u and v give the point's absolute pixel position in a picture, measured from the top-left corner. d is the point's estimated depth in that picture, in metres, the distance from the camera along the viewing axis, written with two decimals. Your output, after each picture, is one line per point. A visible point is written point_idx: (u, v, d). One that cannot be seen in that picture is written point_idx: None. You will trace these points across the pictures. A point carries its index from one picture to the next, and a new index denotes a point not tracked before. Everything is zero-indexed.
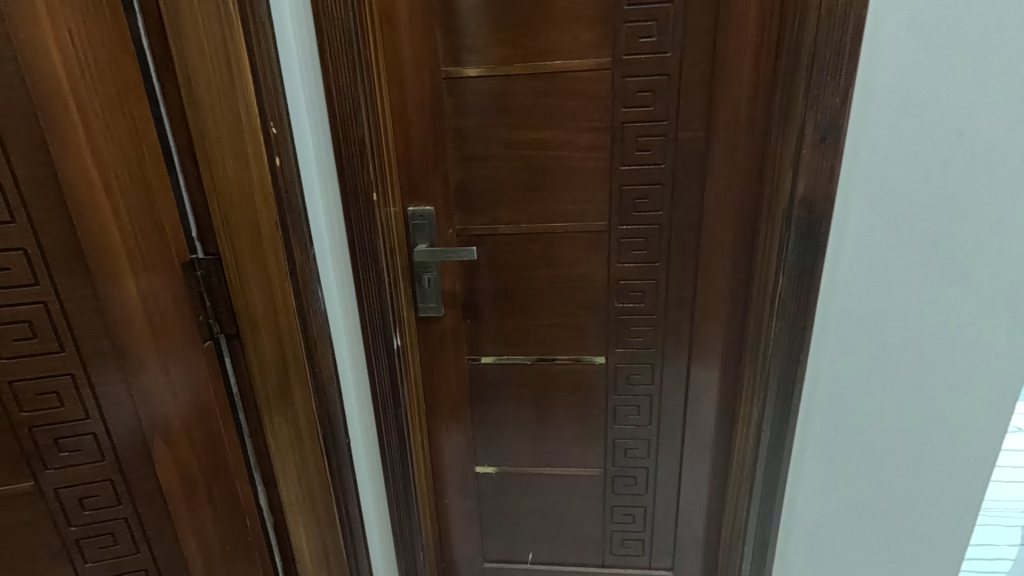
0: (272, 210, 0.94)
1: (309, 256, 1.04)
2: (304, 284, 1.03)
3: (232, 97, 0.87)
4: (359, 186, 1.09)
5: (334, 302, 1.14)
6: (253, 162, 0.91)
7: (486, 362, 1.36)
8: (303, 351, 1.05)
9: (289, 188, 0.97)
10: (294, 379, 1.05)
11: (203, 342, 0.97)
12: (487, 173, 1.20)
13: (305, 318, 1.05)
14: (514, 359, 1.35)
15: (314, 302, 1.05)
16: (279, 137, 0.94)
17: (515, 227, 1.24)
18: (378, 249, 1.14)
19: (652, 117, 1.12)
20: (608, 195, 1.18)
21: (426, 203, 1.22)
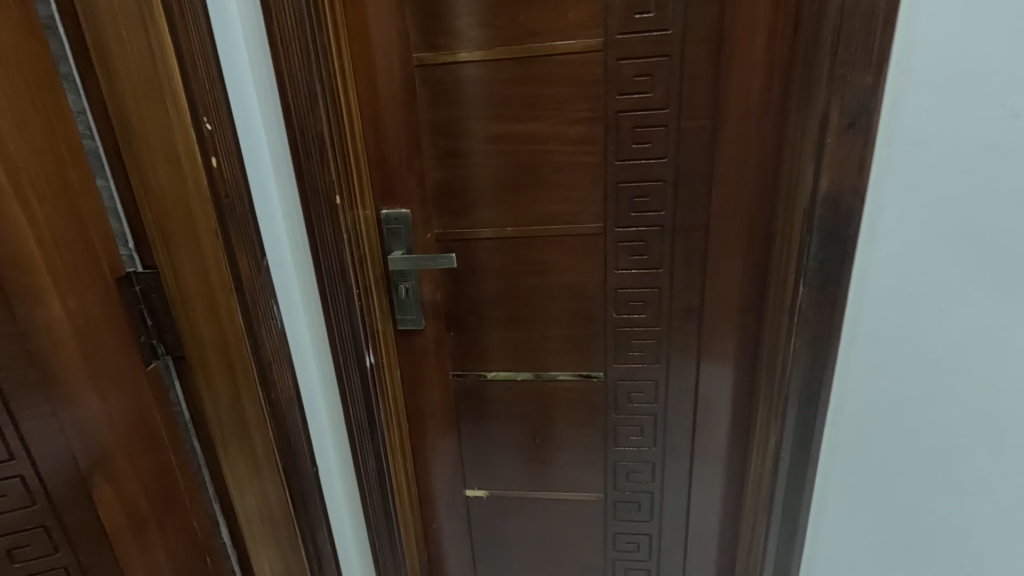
0: (210, 217, 0.82)
1: (261, 269, 0.91)
2: (254, 302, 0.90)
3: (158, 88, 0.75)
4: (318, 187, 0.97)
5: (292, 317, 1.02)
6: (186, 162, 0.79)
7: (475, 378, 1.24)
8: (255, 373, 0.92)
9: (230, 189, 0.84)
10: (248, 408, 0.93)
11: (146, 365, 0.87)
12: (468, 171, 1.08)
13: (257, 340, 0.91)
14: (505, 374, 1.23)
15: (267, 320, 0.93)
16: (217, 131, 0.81)
17: (500, 231, 1.11)
18: (345, 258, 1.02)
19: (652, 104, 0.98)
20: (603, 193, 1.05)
21: (401, 205, 1.09)
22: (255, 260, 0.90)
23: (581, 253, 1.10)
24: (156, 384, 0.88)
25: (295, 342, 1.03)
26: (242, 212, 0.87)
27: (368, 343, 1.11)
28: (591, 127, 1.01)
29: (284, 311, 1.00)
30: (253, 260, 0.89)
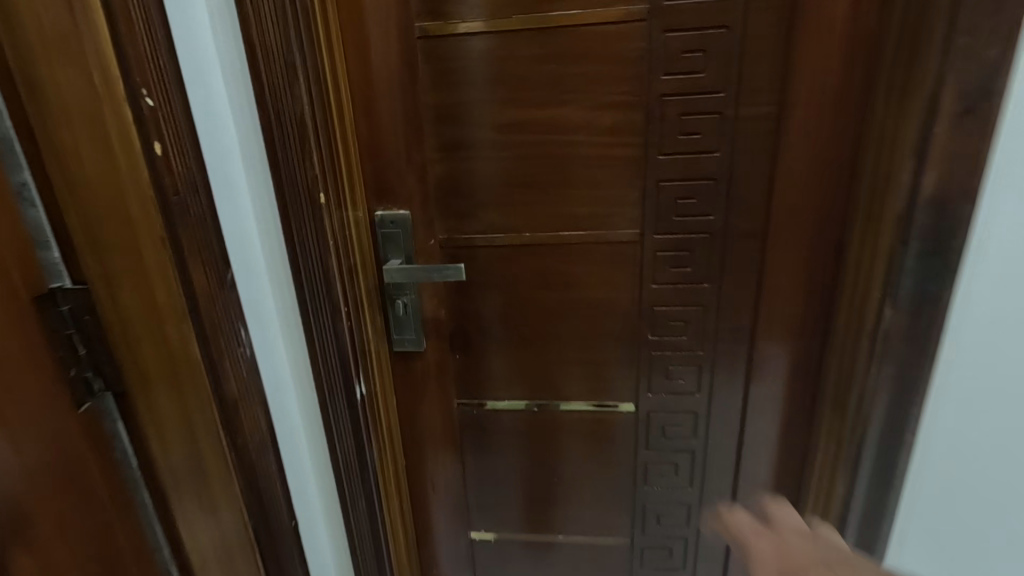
0: (154, 220, 0.63)
1: (222, 286, 0.72)
2: (214, 327, 0.71)
3: (79, 48, 0.56)
4: (297, 183, 0.79)
5: (262, 338, 0.83)
6: (120, 149, 0.60)
7: (484, 408, 1.07)
8: (217, 417, 0.73)
9: (179, 183, 0.65)
10: (211, 464, 0.74)
11: (78, 409, 0.65)
12: (479, 166, 0.89)
13: (221, 378, 0.72)
14: (519, 403, 1.06)
15: (232, 349, 0.73)
16: (162, 109, 0.62)
17: (517, 237, 0.93)
18: (331, 269, 0.85)
19: (704, 86, 0.81)
20: (641, 193, 0.88)
21: (398, 205, 0.90)
22: (215, 273, 0.71)
23: (612, 263, 0.93)
24: (95, 440, 0.67)
25: (266, 367, 0.85)
26: (193, 213, 0.67)
27: (359, 370, 0.93)
28: (630, 113, 0.83)
29: (254, 331, 0.81)
30: (214, 275, 0.70)
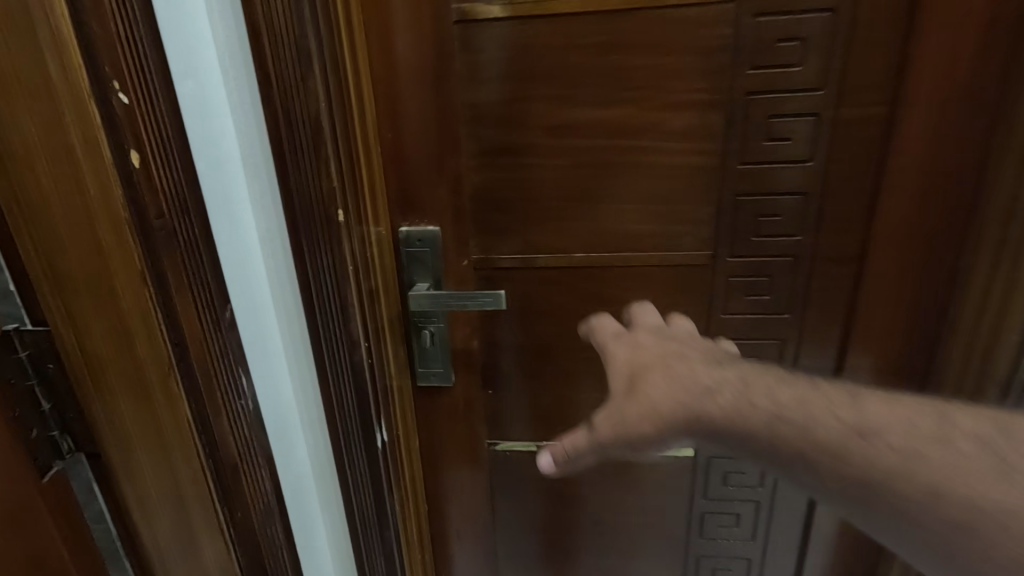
0: (129, 249, 0.47)
1: (218, 332, 0.56)
2: (210, 380, 0.55)
3: (25, 22, 0.42)
4: (310, 197, 0.65)
5: (265, 381, 0.69)
6: (81, 157, 0.45)
7: (521, 450, 0.94)
8: (212, 490, 0.58)
9: (164, 201, 0.49)
10: (208, 552, 0.60)
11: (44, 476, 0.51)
12: (522, 175, 0.75)
13: (216, 441, 0.57)
14: (530, 445, 0.93)
15: (233, 402, 0.59)
16: (140, 108, 0.47)
17: (564, 258, 0.79)
18: (349, 297, 0.70)
19: (799, 83, 0.67)
20: (715, 208, 0.74)
21: (427, 221, 0.77)
22: (208, 316, 0.54)
23: (676, 290, 0.79)
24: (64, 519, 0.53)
25: (270, 415, 0.70)
26: (177, 241, 0.50)
27: (379, 415, 0.79)
28: (709, 114, 0.70)
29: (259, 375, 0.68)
30: (208, 316, 0.54)
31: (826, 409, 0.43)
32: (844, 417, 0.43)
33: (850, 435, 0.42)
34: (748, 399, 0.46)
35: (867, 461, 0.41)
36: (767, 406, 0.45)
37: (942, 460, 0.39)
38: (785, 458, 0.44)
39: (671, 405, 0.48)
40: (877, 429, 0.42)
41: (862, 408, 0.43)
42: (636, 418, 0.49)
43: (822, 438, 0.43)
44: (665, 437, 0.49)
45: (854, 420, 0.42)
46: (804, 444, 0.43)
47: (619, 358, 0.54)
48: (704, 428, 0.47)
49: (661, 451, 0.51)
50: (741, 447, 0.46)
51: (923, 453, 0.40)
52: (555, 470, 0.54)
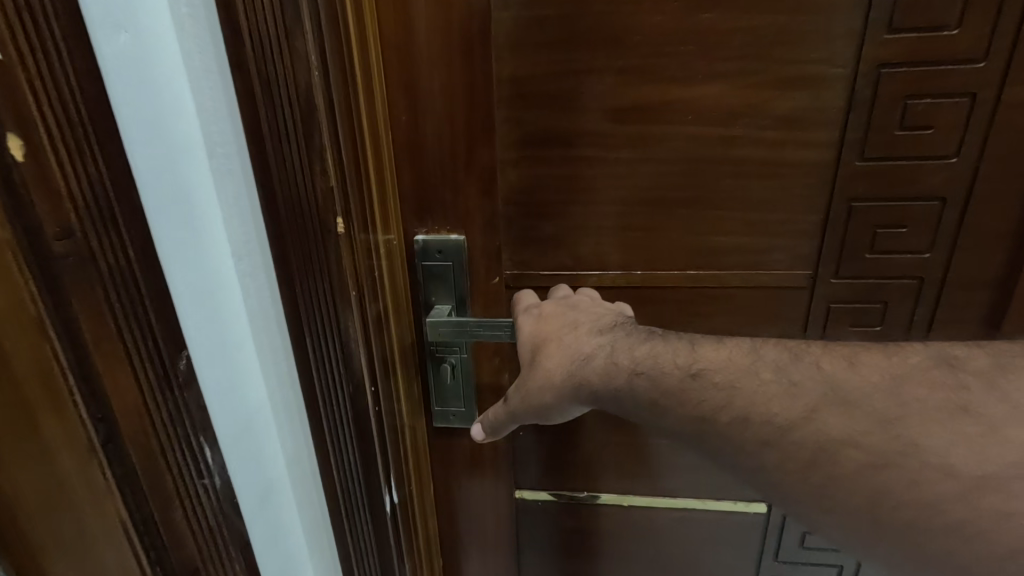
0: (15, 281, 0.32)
1: (170, 392, 0.40)
2: (152, 462, 0.39)
3: None
4: (296, 199, 0.48)
5: (240, 444, 0.52)
6: None
7: (552, 501, 0.79)
8: None
9: (72, 210, 0.33)
10: None
11: None
12: (574, 172, 0.59)
13: (165, 542, 0.41)
14: (542, 495, 0.78)
15: (190, 489, 0.42)
16: (27, 69, 0.31)
17: (624, 277, 0.62)
18: (351, 329, 0.54)
19: (947, 55, 0.51)
20: (822, 218, 0.58)
21: (450, 228, 0.60)
22: (151, 371, 0.38)
23: (764, 319, 0.63)
24: None
25: (248, 487, 0.53)
26: (96, 270, 0.35)
27: (390, 468, 0.63)
28: (824, 94, 0.53)
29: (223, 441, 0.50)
30: (155, 367, 0.39)
31: (671, 362, 0.48)
32: (680, 364, 0.47)
33: (684, 380, 0.46)
34: (615, 357, 0.50)
35: (703, 402, 0.45)
36: (629, 364, 0.49)
37: (770, 403, 0.42)
38: (641, 406, 0.49)
39: (562, 373, 0.52)
40: (708, 371, 0.45)
41: (700, 357, 0.47)
42: (537, 388, 0.54)
43: (665, 386, 0.47)
44: (563, 404, 0.53)
45: (691, 366, 0.46)
46: (654, 392, 0.47)
47: (522, 331, 0.57)
48: (588, 392, 0.51)
49: (564, 415, 0.55)
50: (618, 404, 0.50)
51: (746, 391, 0.44)
52: (486, 437, 0.61)
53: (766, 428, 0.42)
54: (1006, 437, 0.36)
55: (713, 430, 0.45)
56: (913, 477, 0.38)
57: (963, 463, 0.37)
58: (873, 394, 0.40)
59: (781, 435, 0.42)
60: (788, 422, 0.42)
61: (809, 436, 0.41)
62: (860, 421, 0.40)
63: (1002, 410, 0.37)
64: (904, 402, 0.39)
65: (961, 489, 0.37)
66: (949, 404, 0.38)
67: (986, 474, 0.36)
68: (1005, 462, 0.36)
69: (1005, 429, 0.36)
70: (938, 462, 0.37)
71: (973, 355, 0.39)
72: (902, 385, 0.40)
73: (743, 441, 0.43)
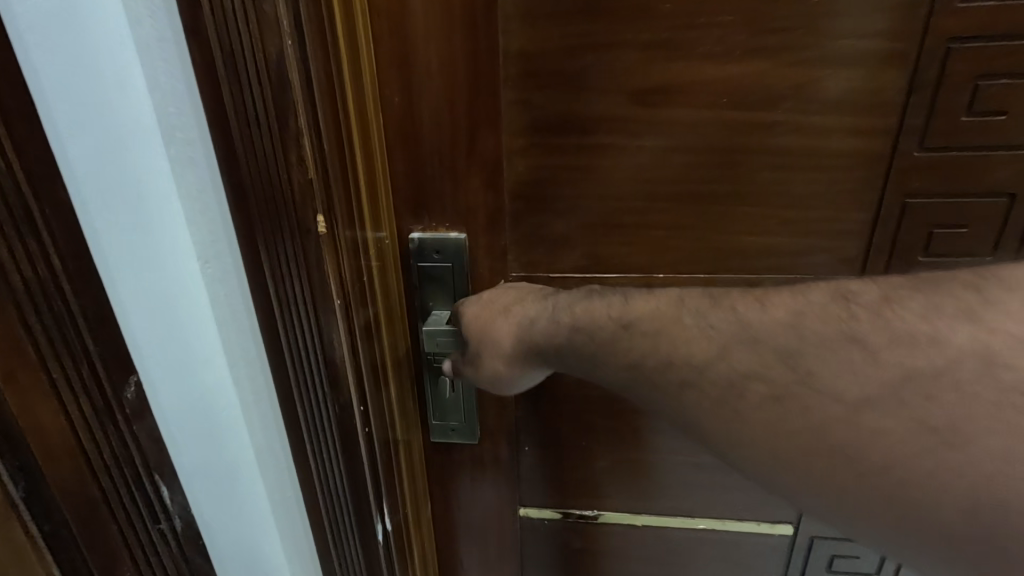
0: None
1: (114, 423, 0.36)
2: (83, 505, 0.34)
3: None
4: (267, 191, 0.41)
5: (199, 456, 0.48)
6: None
7: (559, 520, 0.72)
8: None
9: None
10: None
11: None
12: (590, 161, 0.52)
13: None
14: (549, 513, 0.71)
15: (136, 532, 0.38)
16: None
17: (643, 278, 0.56)
18: (336, 344, 0.46)
19: None
20: (872, 215, 0.51)
21: (449, 223, 0.53)
22: (91, 400, 0.35)
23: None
24: None
25: (212, 497, 0.50)
26: (6, 286, 0.31)
27: (382, 501, 0.55)
28: (882, 74, 0.46)
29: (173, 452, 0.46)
30: (94, 394, 0.35)
31: (604, 313, 0.45)
32: (612, 316, 0.44)
33: (617, 332, 0.44)
34: (556, 318, 0.48)
35: (630, 351, 0.43)
36: (569, 319, 0.47)
37: (691, 348, 0.40)
38: (583, 360, 0.47)
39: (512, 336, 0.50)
40: (638, 322, 0.43)
41: (630, 309, 0.44)
42: (486, 365, 0.51)
43: (601, 339, 0.45)
44: (519, 374, 0.51)
45: (622, 316, 0.44)
46: (593, 347, 0.45)
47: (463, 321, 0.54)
48: (539, 351, 0.49)
49: (524, 382, 0.52)
50: (568, 364, 0.48)
51: (671, 337, 0.41)
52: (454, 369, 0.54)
53: (687, 369, 0.40)
54: (892, 361, 0.34)
55: (647, 379, 0.43)
56: (806, 406, 0.36)
57: (849, 389, 0.35)
58: (780, 331, 0.37)
59: (698, 374, 0.40)
60: (700, 362, 0.40)
61: (721, 375, 0.39)
62: (765, 357, 0.37)
63: (890, 339, 0.34)
64: (805, 338, 0.36)
65: (846, 413, 0.35)
66: (840, 333, 0.35)
67: (869, 396, 0.34)
68: (886, 383, 0.34)
69: (890, 355, 0.34)
70: (828, 390, 0.35)
71: (866, 288, 0.36)
72: (803, 319, 0.37)
73: (662, 381, 0.42)
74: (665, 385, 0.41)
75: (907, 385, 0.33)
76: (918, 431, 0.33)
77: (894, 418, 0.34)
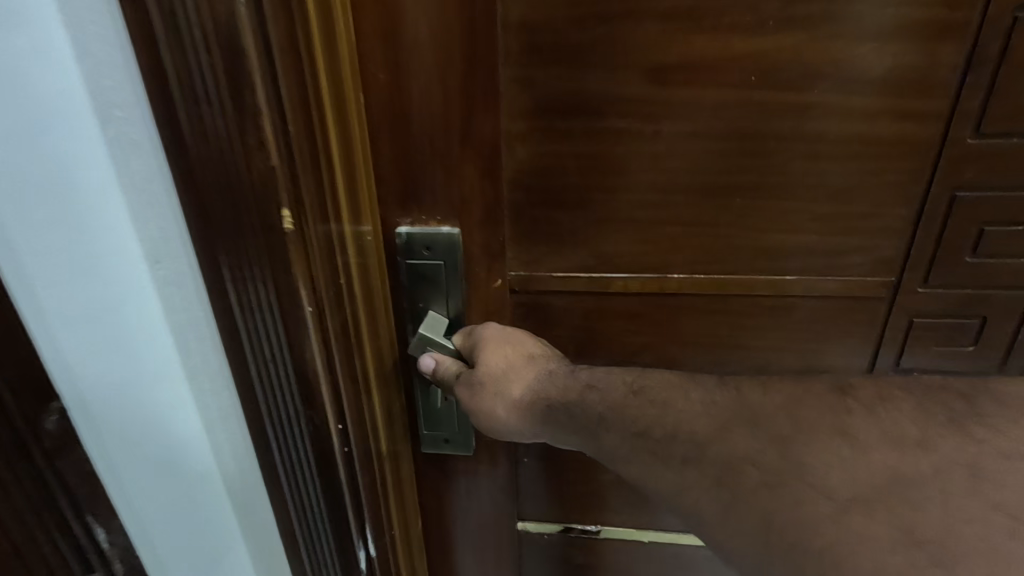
0: None
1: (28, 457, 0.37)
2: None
3: None
4: (224, 180, 0.35)
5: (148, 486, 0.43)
6: None
7: (560, 535, 0.67)
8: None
9: None
10: None
11: None
12: (599, 149, 0.46)
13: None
14: (550, 528, 0.66)
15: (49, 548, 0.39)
16: None
17: (656, 280, 0.50)
18: (314, 356, 0.41)
19: None
20: (914, 210, 0.45)
21: (440, 217, 0.48)
22: (5, 431, 0.36)
23: (827, 333, 0.51)
24: None
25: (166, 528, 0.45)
26: None
27: (365, 525, 0.50)
28: (938, 49, 0.40)
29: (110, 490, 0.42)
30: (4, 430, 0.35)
31: (618, 378, 0.45)
32: (626, 380, 0.44)
33: (628, 396, 0.43)
34: (568, 377, 0.46)
35: (636, 419, 0.42)
36: (584, 377, 0.46)
37: (688, 421, 0.40)
38: (585, 424, 0.44)
39: (516, 389, 0.47)
40: (650, 389, 0.43)
41: (645, 376, 0.44)
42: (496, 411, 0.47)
43: (611, 402, 0.44)
44: (524, 426, 0.47)
45: (635, 382, 0.44)
46: (601, 408, 0.44)
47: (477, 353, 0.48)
48: (543, 406, 0.46)
49: (523, 434, 0.48)
50: (567, 427, 0.45)
51: (678, 411, 0.41)
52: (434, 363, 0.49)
53: (691, 445, 0.39)
54: (880, 461, 0.34)
55: (647, 447, 0.41)
56: (799, 499, 0.34)
57: (839, 484, 0.33)
58: (775, 412, 0.38)
59: (699, 452, 0.38)
60: (700, 437, 0.39)
61: (721, 454, 0.38)
62: (760, 440, 0.37)
63: (877, 436, 0.35)
64: (802, 423, 0.37)
65: (835, 511, 0.33)
66: (831, 426, 0.36)
67: (861, 494, 0.33)
68: (873, 485, 0.33)
69: (879, 453, 0.34)
70: (818, 485, 0.34)
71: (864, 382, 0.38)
72: (799, 407, 0.38)
73: (666, 455, 0.40)
74: (666, 455, 0.40)
75: (894, 490, 0.33)
76: (906, 545, 0.31)
77: (886, 524, 0.31)
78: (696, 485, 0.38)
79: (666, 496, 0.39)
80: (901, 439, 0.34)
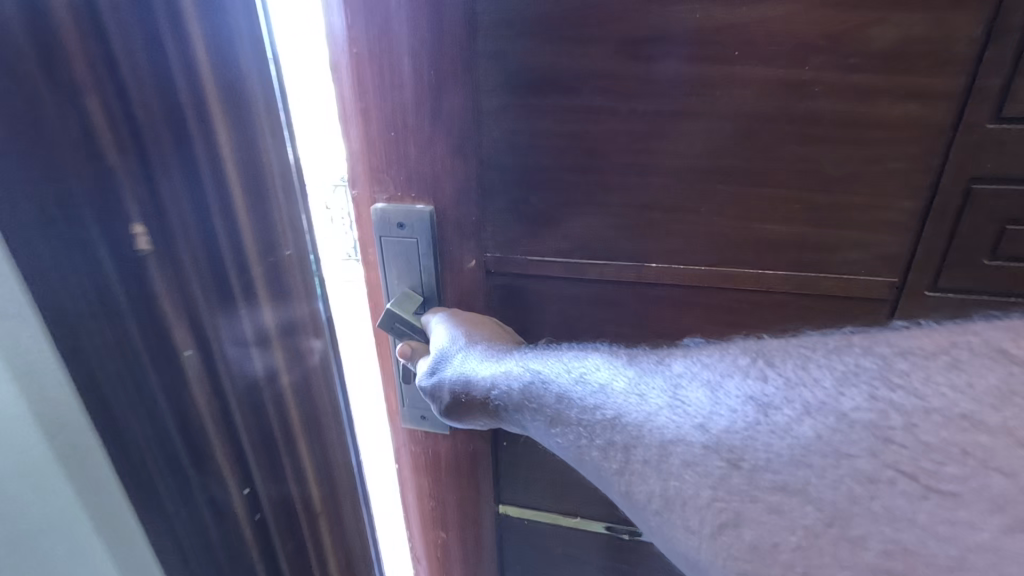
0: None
1: None
2: None
3: None
4: (110, 169, 0.32)
5: None
6: None
7: (601, 534, 0.64)
8: None
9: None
10: None
11: None
12: (576, 129, 0.44)
13: None
14: (595, 526, 0.64)
15: None
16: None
17: (635, 269, 0.48)
18: (194, 366, 0.37)
19: None
20: (923, 205, 0.41)
21: (415, 195, 0.48)
22: None
23: (830, 309, 0.46)
24: None
25: None
26: None
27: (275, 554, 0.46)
28: (954, 19, 0.35)
29: None
30: None
31: (561, 351, 0.45)
32: (567, 352, 0.45)
33: (565, 364, 0.43)
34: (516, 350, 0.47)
35: (564, 389, 0.41)
36: (529, 352, 0.46)
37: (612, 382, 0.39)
38: (525, 404, 0.43)
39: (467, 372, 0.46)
40: (588, 355, 0.43)
41: (587, 348, 0.44)
42: (459, 408, 0.48)
43: (546, 372, 0.43)
44: (478, 420, 0.49)
45: (580, 352, 0.44)
46: (536, 373, 0.43)
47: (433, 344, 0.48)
48: (490, 387, 0.45)
49: (477, 423, 0.50)
50: (516, 411, 0.44)
51: (604, 377, 0.39)
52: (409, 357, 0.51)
53: (610, 411, 0.37)
54: (776, 422, 0.31)
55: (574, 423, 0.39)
56: (697, 461, 0.33)
57: (736, 447, 0.32)
58: (689, 373, 0.36)
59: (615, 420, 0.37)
60: (620, 405, 0.37)
61: (635, 421, 0.36)
62: (673, 409, 0.35)
63: (787, 397, 0.32)
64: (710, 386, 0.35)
65: (731, 477, 0.31)
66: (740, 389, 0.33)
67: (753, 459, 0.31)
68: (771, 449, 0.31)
69: (777, 413, 0.31)
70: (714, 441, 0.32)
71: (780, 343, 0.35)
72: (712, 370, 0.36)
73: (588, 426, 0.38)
74: (590, 427, 0.38)
75: (788, 454, 0.30)
76: (800, 512, 0.29)
77: (780, 494, 0.30)
78: (608, 455, 0.37)
79: (594, 478, 0.38)
80: (816, 404, 0.31)
